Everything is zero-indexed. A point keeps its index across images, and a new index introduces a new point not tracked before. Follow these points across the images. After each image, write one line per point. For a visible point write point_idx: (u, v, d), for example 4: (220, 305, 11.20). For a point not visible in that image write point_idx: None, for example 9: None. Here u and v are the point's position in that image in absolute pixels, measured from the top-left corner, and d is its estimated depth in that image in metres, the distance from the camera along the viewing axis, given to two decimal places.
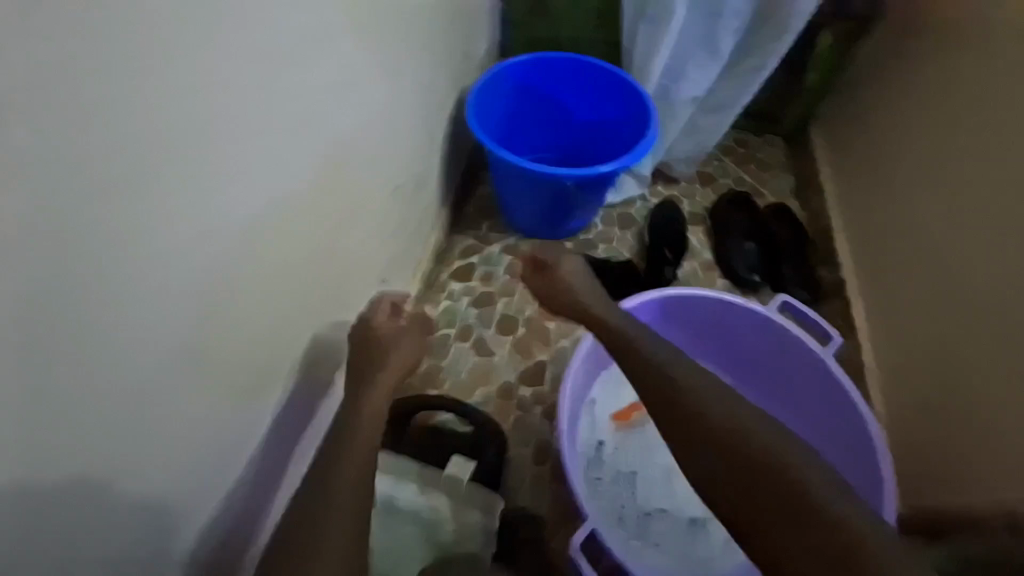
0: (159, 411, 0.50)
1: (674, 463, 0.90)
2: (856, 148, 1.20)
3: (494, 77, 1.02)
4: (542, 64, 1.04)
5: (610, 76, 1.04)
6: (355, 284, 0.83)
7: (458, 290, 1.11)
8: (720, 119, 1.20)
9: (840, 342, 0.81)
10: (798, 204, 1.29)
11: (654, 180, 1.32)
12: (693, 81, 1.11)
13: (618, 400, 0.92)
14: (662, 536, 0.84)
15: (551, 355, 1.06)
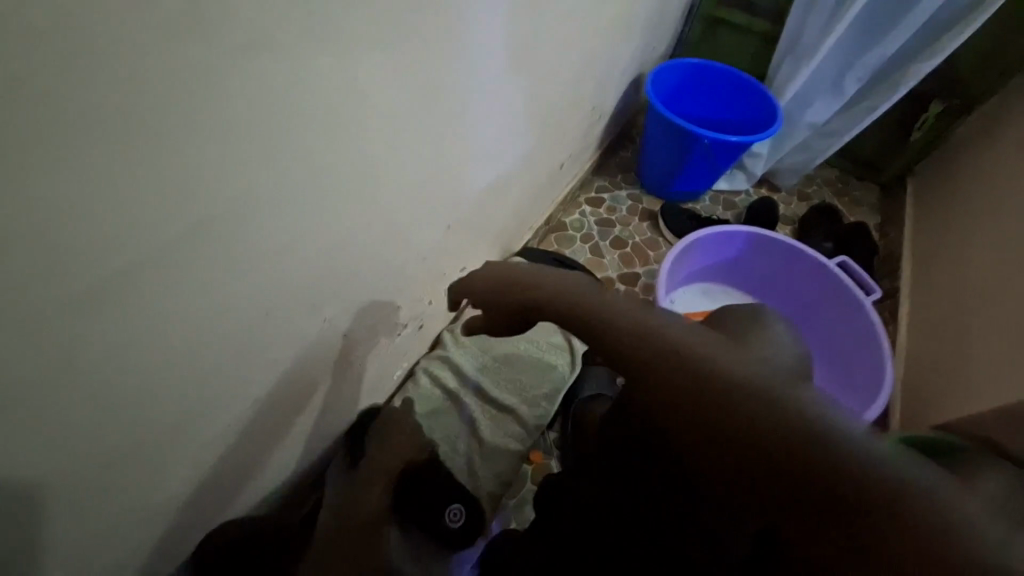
0: (258, 259, 0.57)
1: None
2: (937, 197, 1.46)
3: (667, 67, 1.40)
4: (702, 67, 1.42)
5: (753, 85, 1.39)
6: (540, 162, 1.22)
7: (588, 211, 1.49)
8: (829, 146, 1.50)
9: (880, 293, 1.09)
10: (878, 234, 1.55)
11: (761, 183, 1.63)
12: (816, 109, 1.44)
13: (693, 304, 1.25)
14: None
15: (646, 271, 1.40)
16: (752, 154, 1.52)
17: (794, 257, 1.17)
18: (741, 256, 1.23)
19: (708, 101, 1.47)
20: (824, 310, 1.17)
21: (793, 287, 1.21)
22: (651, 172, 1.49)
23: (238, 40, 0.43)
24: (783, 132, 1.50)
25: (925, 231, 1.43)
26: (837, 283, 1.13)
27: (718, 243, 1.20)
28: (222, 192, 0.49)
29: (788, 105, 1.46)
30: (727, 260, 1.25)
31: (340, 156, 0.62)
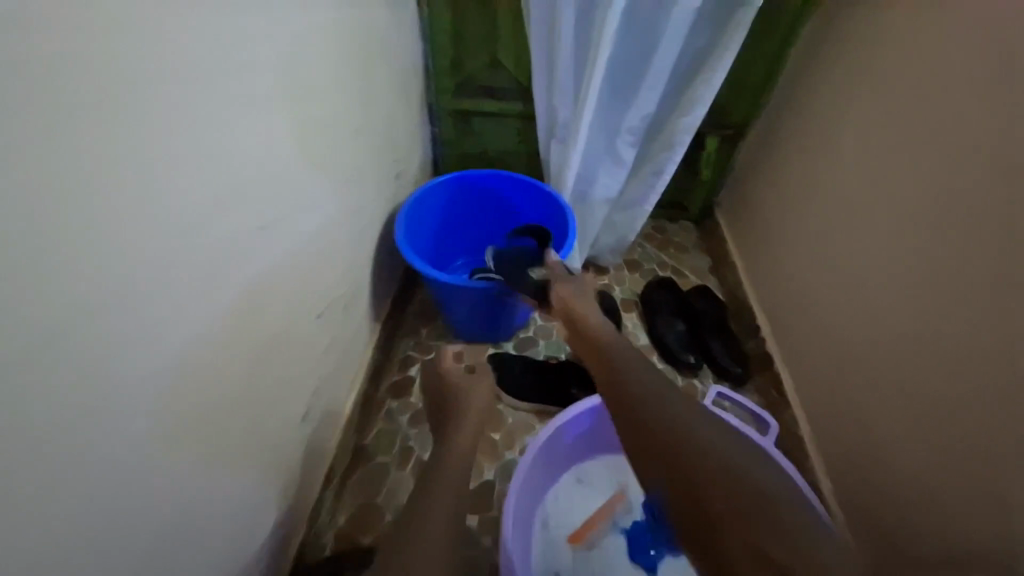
0: (164, 313, 0.51)
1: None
2: (751, 228, 1.33)
3: (425, 195, 1.07)
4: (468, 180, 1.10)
5: (534, 189, 1.10)
6: (275, 418, 0.75)
7: (396, 407, 1.11)
8: (633, 216, 1.29)
9: (777, 431, 0.83)
10: (716, 281, 1.40)
11: (587, 268, 1.40)
12: (604, 185, 1.23)
13: (571, 515, 0.92)
14: None
15: (498, 469, 1.01)
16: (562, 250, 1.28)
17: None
18: (597, 425, 0.94)
19: (493, 219, 1.17)
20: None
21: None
22: (460, 319, 1.15)
23: (117, 203, 0.44)
24: (583, 217, 1.28)
25: (755, 269, 1.28)
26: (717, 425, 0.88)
27: (561, 432, 0.89)
28: (106, 401, 0.46)
29: (576, 189, 1.25)
30: (582, 437, 0.94)
31: (182, 328, 0.54)
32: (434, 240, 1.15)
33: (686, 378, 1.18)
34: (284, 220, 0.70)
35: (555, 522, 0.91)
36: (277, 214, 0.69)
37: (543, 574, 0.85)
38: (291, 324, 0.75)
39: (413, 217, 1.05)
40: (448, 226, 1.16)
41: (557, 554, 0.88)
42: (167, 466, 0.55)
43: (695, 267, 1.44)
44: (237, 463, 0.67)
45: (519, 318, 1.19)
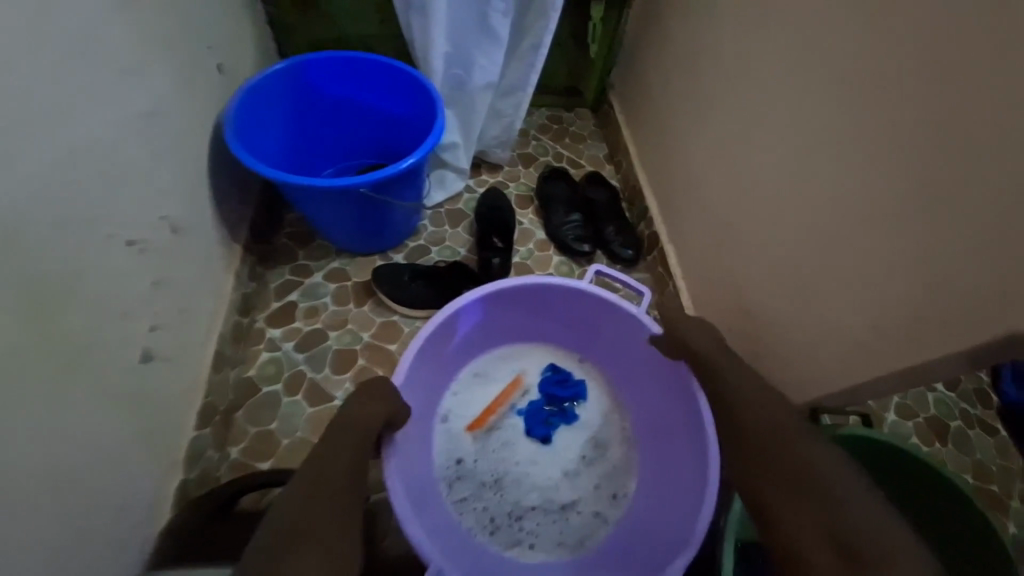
0: None
1: (534, 452, 0.91)
2: (641, 107, 1.28)
3: (260, 90, 0.90)
4: (310, 67, 0.95)
5: (390, 71, 0.96)
6: (93, 368, 0.63)
7: (279, 335, 1.01)
8: (518, 103, 1.18)
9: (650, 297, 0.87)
10: (612, 168, 1.37)
11: (478, 167, 1.30)
12: (481, 68, 1.09)
13: (470, 409, 0.94)
14: (536, 534, 0.85)
15: None
16: (444, 146, 1.16)
17: (544, 292, 0.90)
18: (487, 318, 0.93)
19: (353, 112, 1.03)
20: (601, 333, 0.94)
21: (560, 321, 0.96)
22: (336, 233, 1.04)
23: None
24: (462, 106, 1.14)
25: (646, 150, 1.25)
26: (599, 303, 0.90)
27: (448, 332, 0.87)
28: None
29: (449, 72, 1.09)
30: (475, 333, 0.94)
31: None
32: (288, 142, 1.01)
33: (583, 268, 1.18)
34: (31, 113, 0.54)
35: (455, 414, 0.93)
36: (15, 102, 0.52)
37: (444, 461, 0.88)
38: (81, 253, 0.61)
39: (245, 113, 0.89)
40: (301, 125, 1.01)
41: (457, 443, 0.91)
42: None
43: (591, 156, 1.39)
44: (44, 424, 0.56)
45: (403, 225, 1.10)
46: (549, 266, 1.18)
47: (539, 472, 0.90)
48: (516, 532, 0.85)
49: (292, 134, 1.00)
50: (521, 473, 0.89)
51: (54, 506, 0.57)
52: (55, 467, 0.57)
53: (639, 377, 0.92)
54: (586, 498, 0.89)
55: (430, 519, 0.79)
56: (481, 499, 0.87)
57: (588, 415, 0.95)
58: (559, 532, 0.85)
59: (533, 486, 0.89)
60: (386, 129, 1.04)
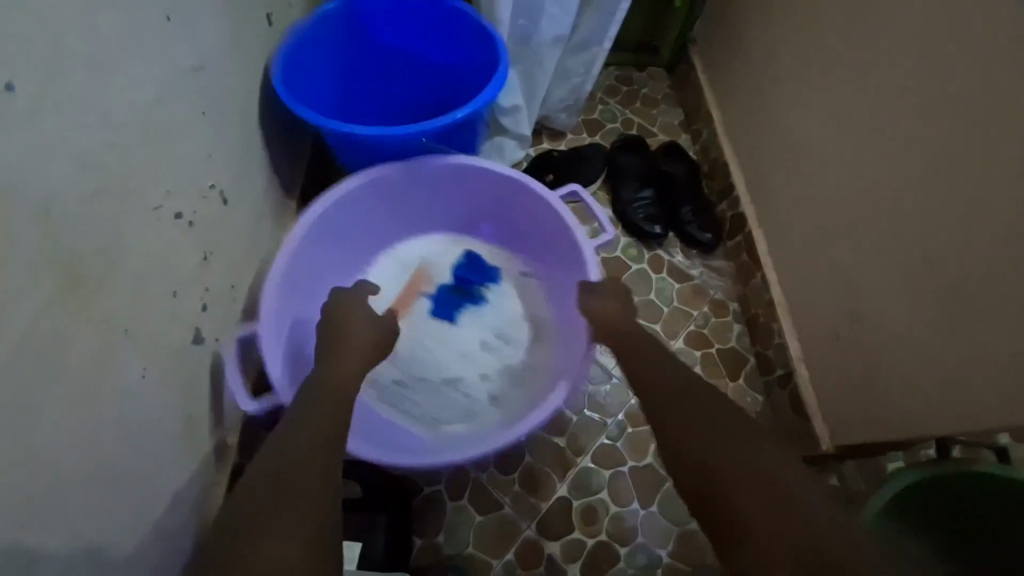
0: None
1: (444, 331, 0.87)
2: (728, 66, 1.10)
3: (306, 33, 0.81)
4: (359, 7, 0.85)
5: (450, 9, 0.85)
6: (134, 347, 0.59)
7: None
8: (590, 59, 1.04)
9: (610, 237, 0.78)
10: (688, 137, 1.21)
11: (539, 133, 1.17)
12: (552, 19, 0.95)
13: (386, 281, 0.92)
14: (415, 406, 0.82)
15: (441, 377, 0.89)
16: (504, 109, 1.04)
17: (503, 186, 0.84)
18: (428, 193, 0.88)
19: (409, 65, 0.93)
20: (535, 235, 0.89)
21: (486, 214, 0.91)
22: None
23: None
24: (528, 63, 1.01)
25: (732, 117, 1.08)
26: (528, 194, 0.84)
27: (372, 208, 0.86)
28: None
29: (515, 23, 0.96)
30: (413, 208, 0.90)
31: None
32: (337, 96, 0.93)
33: (652, 251, 1.05)
34: (58, 63, 0.47)
35: (373, 295, 0.91)
36: (42, 52, 0.45)
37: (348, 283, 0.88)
38: (117, 225, 0.55)
39: (294, 65, 0.82)
40: (353, 78, 0.93)
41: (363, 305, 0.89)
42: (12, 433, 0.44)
43: (665, 124, 1.24)
44: (88, 411, 0.52)
45: None
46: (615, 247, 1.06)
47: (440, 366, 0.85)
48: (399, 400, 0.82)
49: (340, 87, 0.92)
50: (427, 352, 0.85)
51: (106, 493, 0.55)
52: (103, 454, 0.54)
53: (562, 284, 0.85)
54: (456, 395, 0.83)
55: (280, 291, 0.75)
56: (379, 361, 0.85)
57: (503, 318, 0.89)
58: (434, 411, 0.82)
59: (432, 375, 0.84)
60: (442, 84, 0.93)
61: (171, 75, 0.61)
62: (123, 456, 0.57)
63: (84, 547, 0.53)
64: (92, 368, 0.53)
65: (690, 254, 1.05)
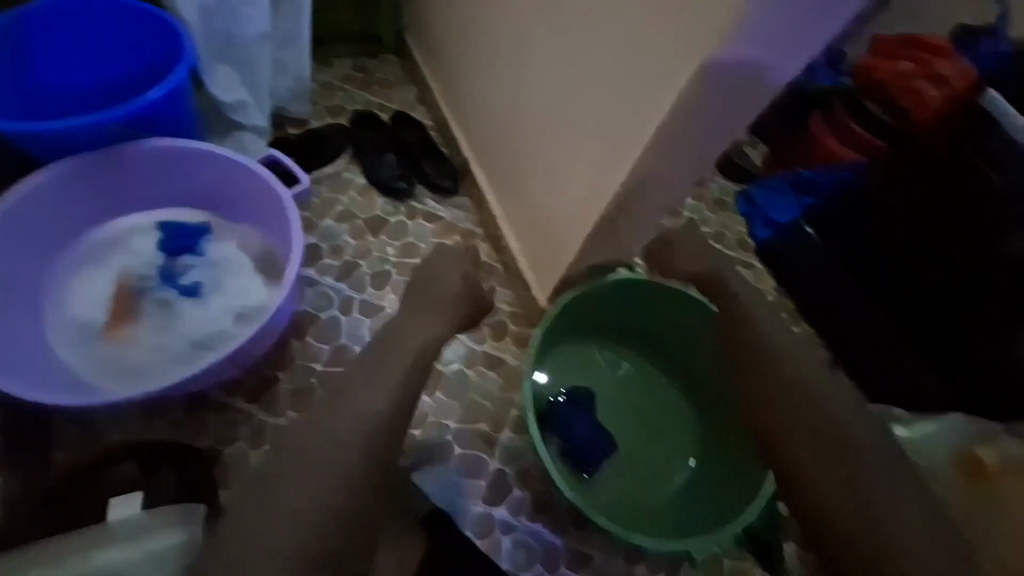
0: None
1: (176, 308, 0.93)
2: (434, 44, 1.32)
3: None
4: (21, 19, 0.89)
5: (125, 10, 0.93)
6: None
7: None
8: (299, 52, 1.16)
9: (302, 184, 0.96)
10: (423, 108, 1.41)
11: (283, 126, 1.28)
12: (248, 17, 1.04)
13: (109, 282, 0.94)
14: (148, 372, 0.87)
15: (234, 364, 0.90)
16: (231, 106, 1.13)
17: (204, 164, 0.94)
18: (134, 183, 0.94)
19: (94, 66, 0.97)
20: (239, 200, 0.97)
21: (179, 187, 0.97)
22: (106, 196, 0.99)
23: None
24: (241, 61, 1.09)
25: (443, 85, 1.31)
26: (211, 155, 0.93)
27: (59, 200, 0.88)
28: None
29: (211, 24, 1.04)
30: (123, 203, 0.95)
31: None
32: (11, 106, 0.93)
33: (407, 204, 1.23)
34: None
35: (75, 296, 0.92)
36: None
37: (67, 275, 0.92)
38: None
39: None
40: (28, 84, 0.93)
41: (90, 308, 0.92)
42: None
43: (401, 100, 1.42)
44: None
45: None
46: (373, 208, 1.21)
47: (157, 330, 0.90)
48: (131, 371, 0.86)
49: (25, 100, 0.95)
50: (160, 327, 0.90)
51: None
52: None
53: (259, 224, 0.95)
54: (188, 355, 0.89)
55: None
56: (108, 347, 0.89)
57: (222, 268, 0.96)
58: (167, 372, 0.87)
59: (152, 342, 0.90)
60: (137, 80, 0.99)
61: None
62: None
63: None
64: None
65: (438, 199, 1.25)
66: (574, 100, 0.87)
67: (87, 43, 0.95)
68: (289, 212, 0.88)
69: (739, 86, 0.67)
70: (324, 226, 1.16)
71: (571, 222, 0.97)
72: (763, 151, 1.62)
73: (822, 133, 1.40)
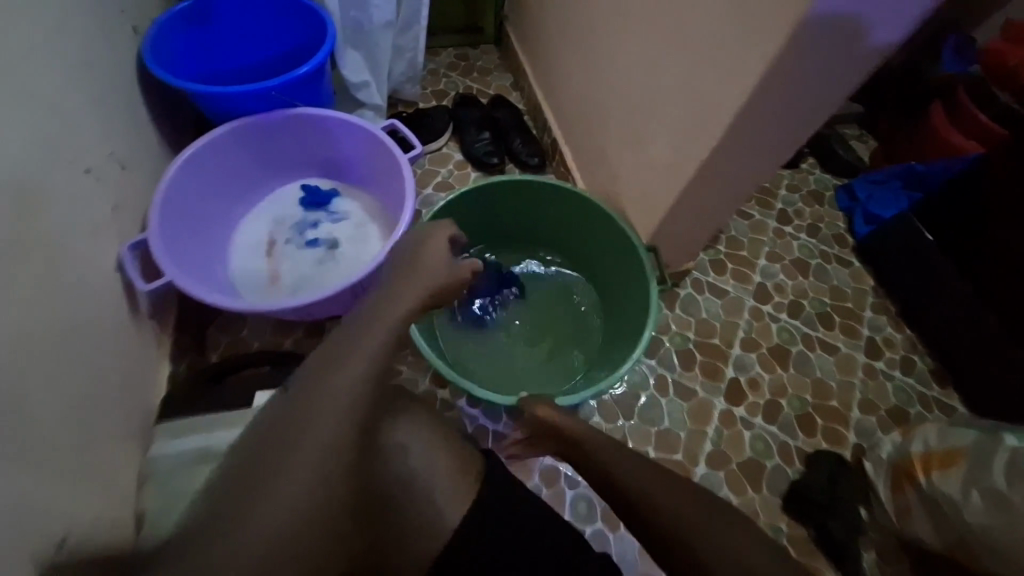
0: None
1: (304, 246, 1.11)
2: (531, 32, 1.42)
3: (171, 24, 1.04)
4: (214, 5, 1.10)
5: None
6: (89, 278, 0.75)
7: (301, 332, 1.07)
8: (416, 38, 1.31)
9: (418, 148, 1.08)
10: (516, 93, 1.51)
11: (395, 105, 1.45)
12: (378, 7, 1.20)
13: (255, 224, 1.14)
14: (284, 293, 1.06)
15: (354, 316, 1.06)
16: (357, 85, 1.30)
17: (337, 127, 1.09)
18: (280, 141, 1.10)
19: (259, 44, 1.18)
20: (362, 161, 1.12)
21: (318, 152, 1.14)
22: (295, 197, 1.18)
23: None
24: (368, 45, 1.25)
25: (539, 71, 1.39)
26: (345, 121, 1.07)
27: (226, 152, 1.05)
28: None
29: (347, 13, 1.20)
30: (268, 159, 1.12)
31: None
32: (192, 72, 1.13)
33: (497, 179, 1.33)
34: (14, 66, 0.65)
35: (228, 232, 1.11)
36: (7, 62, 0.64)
37: (226, 215, 1.10)
38: (56, 181, 0.70)
39: (153, 43, 1.01)
40: (210, 59, 1.15)
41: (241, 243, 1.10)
42: (28, 325, 0.62)
43: (498, 86, 1.53)
44: (64, 323, 0.69)
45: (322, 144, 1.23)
46: (467, 181, 1.33)
47: (301, 270, 1.08)
48: (271, 293, 1.05)
49: (206, 73, 1.16)
50: (292, 260, 1.09)
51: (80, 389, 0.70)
52: (77, 358, 0.70)
53: (382, 188, 1.12)
54: (312, 282, 1.06)
55: (171, 220, 0.95)
56: (252, 273, 1.08)
57: (350, 223, 1.14)
58: (296, 294, 1.05)
59: (296, 279, 1.07)
60: (288, 59, 1.19)
61: (85, 76, 0.79)
62: (92, 364, 0.73)
63: (75, 423, 0.68)
64: (64, 288, 0.70)
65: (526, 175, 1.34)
66: (666, 76, 0.91)
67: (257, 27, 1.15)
68: (407, 171, 1.01)
69: (845, 51, 0.67)
70: (424, 193, 1.30)
71: (655, 197, 1.01)
72: (870, 146, 1.52)
73: (942, 124, 1.29)
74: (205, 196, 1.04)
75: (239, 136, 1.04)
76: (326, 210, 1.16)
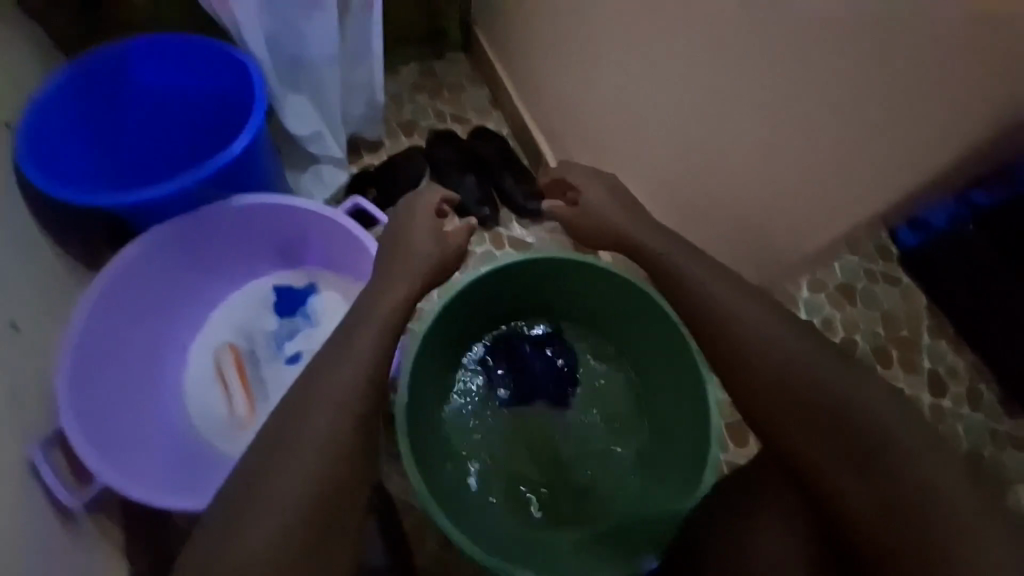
0: None
1: (269, 367, 0.91)
2: (507, 40, 1.17)
3: (57, 101, 0.83)
4: (111, 65, 0.88)
5: (201, 47, 0.89)
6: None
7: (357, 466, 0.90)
8: (370, 70, 1.07)
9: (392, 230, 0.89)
10: (498, 113, 1.28)
11: (358, 149, 1.21)
12: (316, 43, 0.96)
13: (206, 345, 0.93)
14: (251, 428, 0.87)
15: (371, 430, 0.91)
16: (308, 138, 1.07)
17: (284, 215, 0.88)
18: (217, 241, 0.89)
19: (181, 116, 0.97)
20: (323, 247, 0.92)
21: (267, 243, 0.93)
22: (256, 304, 0.96)
23: None
24: (312, 89, 1.02)
25: (526, 90, 1.16)
26: (296, 208, 0.87)
27: (151, 270, 0.84)
28: None
29: (279, 53, 0.96)
30: (206, 264, 0.91)
31: None
32: (99, 152, 0.93)
33: (491, 230, 1.14)
34: None
35: (174, 362, 0.90)
36: None
37: (169, 341, 0.90)
38: None
39: (35, 142, 0.80)
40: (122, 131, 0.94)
41: (192, 374, 0.90)
42: None
43: (475, 106, 1.29)
44: None
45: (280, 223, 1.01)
46: None
47: (266, 398, 0.89)
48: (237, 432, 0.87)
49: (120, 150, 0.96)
50: (256, 385, 0.90)
51: None
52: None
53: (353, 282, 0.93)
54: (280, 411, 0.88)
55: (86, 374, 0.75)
56: (209, 407, 0.89)
57: (319, 325, 0.94)
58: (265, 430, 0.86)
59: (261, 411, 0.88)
60: (216, 119, 0.97)
61: None
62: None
63: None
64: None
65: (526, 223, 1.14)
66: None
67: (170, 84, 0.93)
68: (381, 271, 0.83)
69: None
70: None
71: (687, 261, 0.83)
72: None
73: None
74: (133, 327, 0.84)
75: (162, 246, 0.83)
76: (289, 313, 0.95)
